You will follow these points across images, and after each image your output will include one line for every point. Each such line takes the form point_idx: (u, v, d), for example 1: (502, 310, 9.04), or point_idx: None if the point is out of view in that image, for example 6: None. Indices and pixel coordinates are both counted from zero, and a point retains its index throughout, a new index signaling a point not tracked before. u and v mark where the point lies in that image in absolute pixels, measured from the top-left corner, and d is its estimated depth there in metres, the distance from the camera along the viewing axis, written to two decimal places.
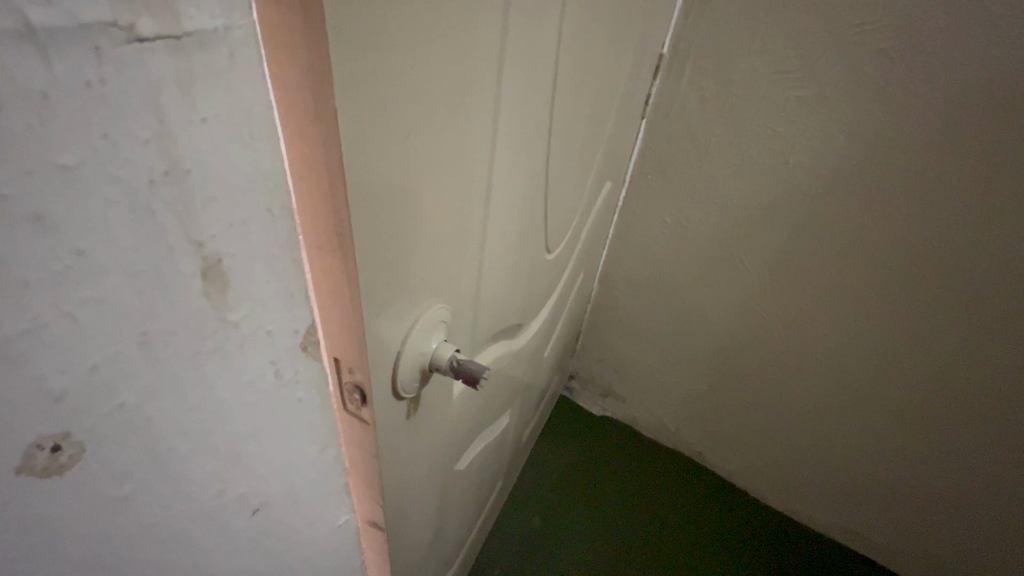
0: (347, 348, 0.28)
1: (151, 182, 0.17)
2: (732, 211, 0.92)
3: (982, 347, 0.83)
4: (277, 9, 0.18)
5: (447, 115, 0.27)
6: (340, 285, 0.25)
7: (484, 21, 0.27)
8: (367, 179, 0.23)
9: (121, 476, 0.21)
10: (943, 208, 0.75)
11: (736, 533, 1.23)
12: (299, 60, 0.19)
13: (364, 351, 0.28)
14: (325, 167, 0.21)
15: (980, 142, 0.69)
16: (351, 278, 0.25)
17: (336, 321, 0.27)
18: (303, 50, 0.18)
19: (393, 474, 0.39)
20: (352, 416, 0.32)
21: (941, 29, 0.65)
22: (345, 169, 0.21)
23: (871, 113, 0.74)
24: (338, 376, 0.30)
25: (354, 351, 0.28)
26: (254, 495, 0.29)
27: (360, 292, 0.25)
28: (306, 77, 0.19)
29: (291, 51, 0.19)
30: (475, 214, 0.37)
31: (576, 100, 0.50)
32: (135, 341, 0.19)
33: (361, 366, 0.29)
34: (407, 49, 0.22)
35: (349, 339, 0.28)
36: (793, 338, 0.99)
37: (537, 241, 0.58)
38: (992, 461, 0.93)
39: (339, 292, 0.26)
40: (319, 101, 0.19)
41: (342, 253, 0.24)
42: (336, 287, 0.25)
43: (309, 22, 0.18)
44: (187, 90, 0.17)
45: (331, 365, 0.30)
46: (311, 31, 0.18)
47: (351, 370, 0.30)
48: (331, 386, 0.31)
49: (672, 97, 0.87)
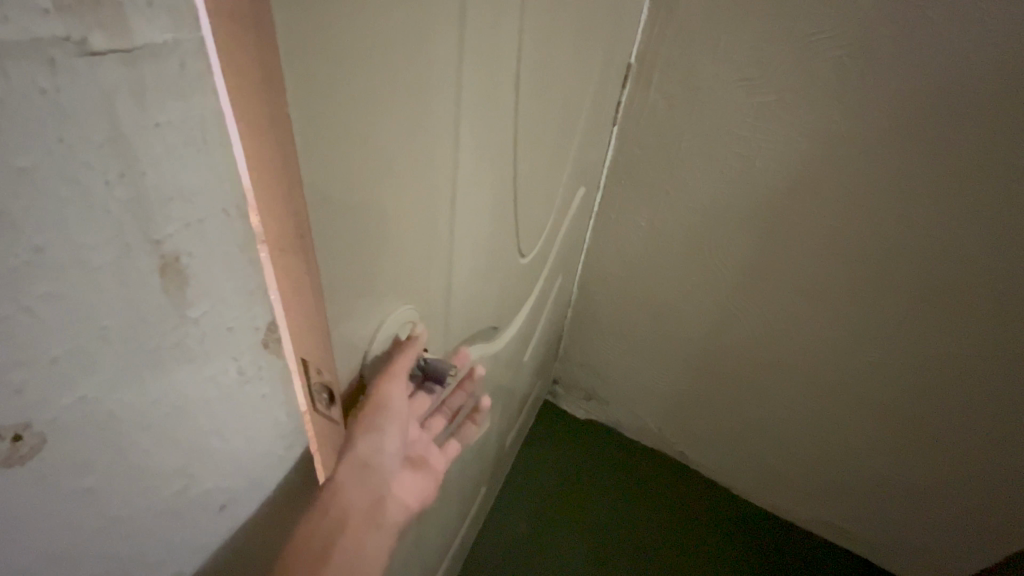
0: (313, 347, 0.29)
1: (107, 184, 0.18)
2: (703, 214, 0.94)
3: (945, 338, 0.87)
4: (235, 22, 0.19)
5: (402, 106, 0.28)
6: (303, 288, 0.26)
7: (438, 36, 0.29)
8: (322, 186, 0.24)
9: (83, 467, 0.21)
10: (900, 204, 0.79)
11: (721, 529, 1.25)
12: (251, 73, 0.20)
13: (331, 350, 0.29)
14: (280, 168, 0.22)
15: (930, 143, 0.73)
16: (313, 279, 0.26)
17: (299, 317, 0.27)
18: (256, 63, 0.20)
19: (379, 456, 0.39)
20: (321, 413, 0.34)
21: (889, 36, 0.69)
22: (301, 170, 0.23)
23: (828, 116, 0.78)
24: (305, 378, 0.31)
25: (322, 352, 0.29)
26: (221, 492, 0.29)
27: (321, 292, 0.27)
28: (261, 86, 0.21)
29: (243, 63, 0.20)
30: (443, 217, 0.38)
31: (542, 104, 0.52)
32: (95, 334, 0.20)
33: (330, 366, 0.30)
34: (362, 48, 0.23)
35: (314, 338, 0.29)
36: (768, 335, 1.02)
37: (507, 246, 0.60)
38: (963, 449, 0.97)
39: (301, 293, 0.26)
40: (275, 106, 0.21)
41: (304, 255, 0.25)
42: (299, 289, 0.26)
43: (261, 36, 0.19)
44: (140, 96, 0.18)
45: (298, 367, 0.31)
46: (264, 45, 0.19)
47: (319, 370, 0.31)
48: (298, 387, 0.32)
49: (641, 104, 0.89)
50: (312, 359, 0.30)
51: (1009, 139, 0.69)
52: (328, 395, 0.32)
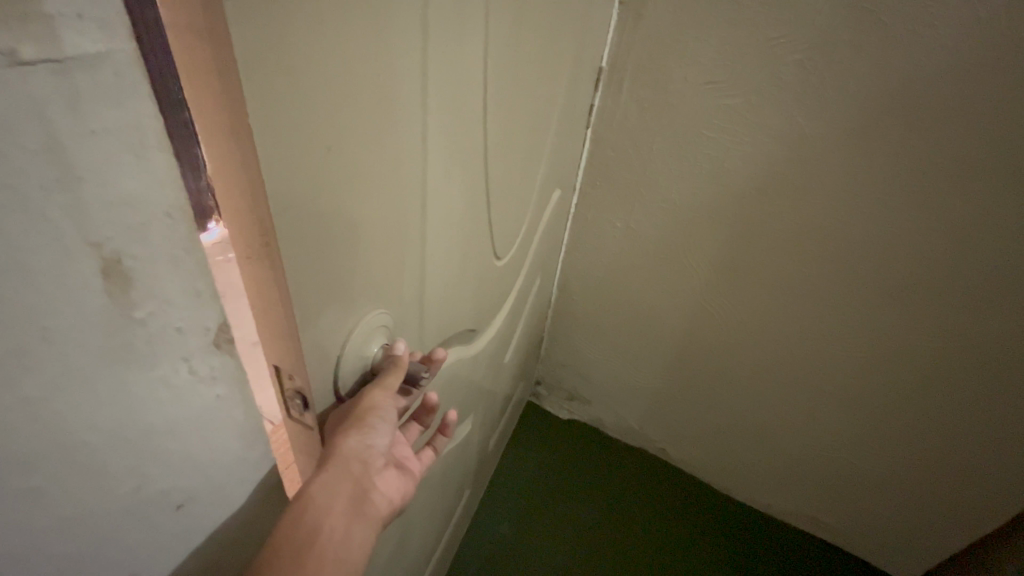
0: (283, 353, 0.32)
1: (43, 190, 0.19)
2: (675, 215, 0.97)
3: (910, 331, 0.89)
4: (197, 41, 0.21)
5: (365, 113, 0.29)
6: (272, 291, 0.29)
7: (399, 44, 0.30)
8: (287, 191, 0.26)
9: (31, 468, 0.22)
10: (861, 201, 0.82)
11: (702, 524, 1.27)
12: (214, 81, 0.22)
13: (301, 354, 0.32)
14: (244, 171, 0.24)
15: (891, 143, 0.76)
16: (280, 282, 0.28)
17: (268, 308, 0.30)
18: (215, 74, 0.21)
19: (367, 452, 0.40)
20: (297, 420, 0.38)
21: (846, 40, 0.72)
22: (264, 177, 0.24)
23: (791, 118, 0.80)
24: (280, 383, 0.35)
25: (292, 356, 0.32)
26: (177, 491, 0.30)
27: (292, 300, 0.29)
28: (220, 97, 0.22)
29: (208, 73, 0.22)
30: (413, 220, 0.39)
31: (511, 109, 0.53)
32: (37, 335, 0.20)
33: (300, 372, 0.33)
34: (322, 58, 0.25)
35: (286, 346, 0.32)
36: (742, 332, 1.04)
37: (482, 249, 0.60)
38: (933, 439, 0.99)
39: (272, 299, 0.29)
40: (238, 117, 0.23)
41: (271, 265, 0.28)
42: (267, 295, 0.29)
43: (220, 54, 0.21)
44: (74, 105, 0.19)
45: (273, 373, 0.34)
46: (222, 61, 0.21)
47: (290, 375, 0.34)
48: (276, 393, 0.36)
49: (612, 107, 0.91)
50: (283, 365, 0.33)
51: (962, 139, 0.72)
52: (302, 399, 0.36)
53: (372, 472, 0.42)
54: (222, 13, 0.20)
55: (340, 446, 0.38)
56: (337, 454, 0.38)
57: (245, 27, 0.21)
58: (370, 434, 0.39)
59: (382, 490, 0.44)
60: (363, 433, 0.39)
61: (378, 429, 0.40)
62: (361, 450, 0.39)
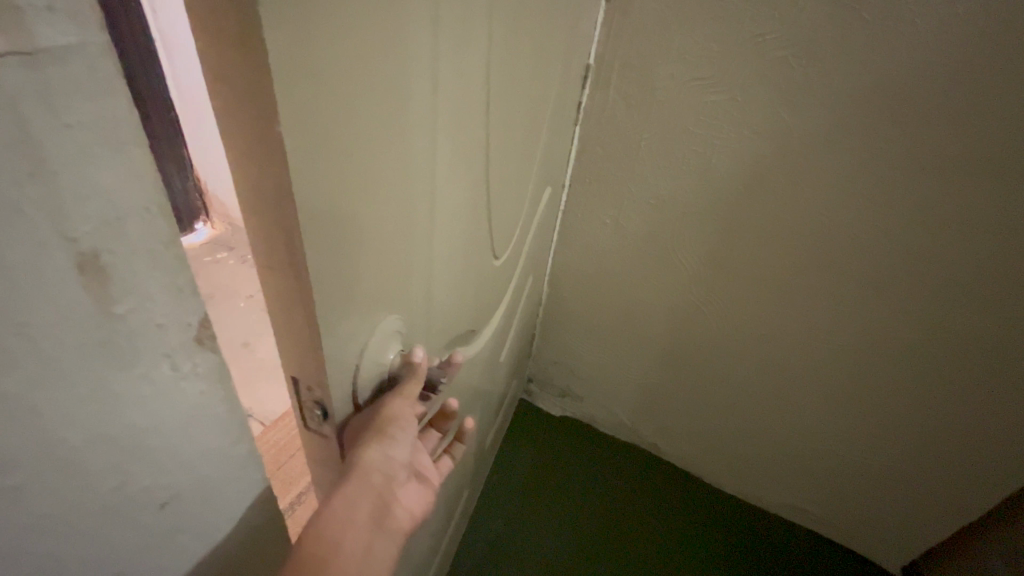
0: (303, 361, 0.33)
1: (16, 184, 0.19)
2: (664, 211, 0.97)
3: (899, 325, 0.90)
4: (211, 43, 0.21)
5: (381, 117, 0.29)
6: (295, 299, 0.30)
7: (412, 46, 0.30)
8: (314, 199, 0.26)
9: (7, 466, 0.21)
10: (849, 197, 0.83)
11: (694, 518, 1.28)
12: (242, 85, 0.22)
13: (322, 361, 0.33)
14: (256, 170, 0.25)
15: (879, 139, 0.77)
16: (306, 293, 0.29)
17: (292, 314, 0.30)
18: (242, 79, 0.22)
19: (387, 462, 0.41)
20: (315, 430, 0.39)
21: (830, 37, 0.73)
22: (293, 188, 0.25)
23: (778, 115, 0.81)
24: (298, 393, 0.36)
25: (313, 365, 0.33)
26: (160, 488, 0.30)
27: (314, 306, 0.30)
28: (250, 102, 0.22)
29: (236, 78, 0.22)
30: (422, 222, 0.39)
31: (508, 106, 0.52)
32: (11, 331, 0.20)
33: (320, 381, 0.34)
34: (345, 63, 0.25)
35: (307, 353, 0.32)
36: (734, 327, 1.05)
37: (482, 249, 0.60)
38: (923, 431, 1.01)
39: (292, 305, 0.30)
40: (258, 121, 0.23)
41: (297, 275, 0.28)
42: (286, 301, 0.30)
43: (246, 59, 0.21)
44: (47, 99, 0.18)
45: (289, 383, 0.35)
46: (246, 65, 0.21)
47: (309, 386, 0.35)
48: (295, 403, 0.37)
49: (600, 104, 0.91)
50: (301, 375, 0.34)
51: (951, 134, 0.73)
52: (321, 409, 0.36)
53: (394, 482, 0.42)
54: (255, 20, 0.20)
55: (361, 457, 0.38)
56: (358, 465, 0.38)
57: (279, 34, 0.21)
58: (390, 444, 0.40)
59: (404, 500, 0.44)
60: (383, 443, 0.39)
61: (398, 439, 0.40)
62: (382, 460, 0.40)
